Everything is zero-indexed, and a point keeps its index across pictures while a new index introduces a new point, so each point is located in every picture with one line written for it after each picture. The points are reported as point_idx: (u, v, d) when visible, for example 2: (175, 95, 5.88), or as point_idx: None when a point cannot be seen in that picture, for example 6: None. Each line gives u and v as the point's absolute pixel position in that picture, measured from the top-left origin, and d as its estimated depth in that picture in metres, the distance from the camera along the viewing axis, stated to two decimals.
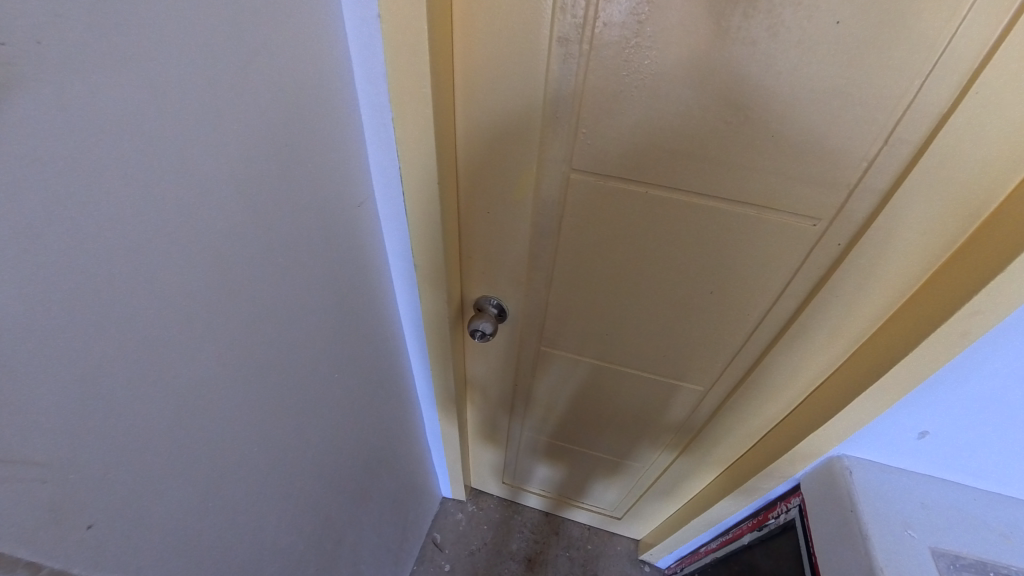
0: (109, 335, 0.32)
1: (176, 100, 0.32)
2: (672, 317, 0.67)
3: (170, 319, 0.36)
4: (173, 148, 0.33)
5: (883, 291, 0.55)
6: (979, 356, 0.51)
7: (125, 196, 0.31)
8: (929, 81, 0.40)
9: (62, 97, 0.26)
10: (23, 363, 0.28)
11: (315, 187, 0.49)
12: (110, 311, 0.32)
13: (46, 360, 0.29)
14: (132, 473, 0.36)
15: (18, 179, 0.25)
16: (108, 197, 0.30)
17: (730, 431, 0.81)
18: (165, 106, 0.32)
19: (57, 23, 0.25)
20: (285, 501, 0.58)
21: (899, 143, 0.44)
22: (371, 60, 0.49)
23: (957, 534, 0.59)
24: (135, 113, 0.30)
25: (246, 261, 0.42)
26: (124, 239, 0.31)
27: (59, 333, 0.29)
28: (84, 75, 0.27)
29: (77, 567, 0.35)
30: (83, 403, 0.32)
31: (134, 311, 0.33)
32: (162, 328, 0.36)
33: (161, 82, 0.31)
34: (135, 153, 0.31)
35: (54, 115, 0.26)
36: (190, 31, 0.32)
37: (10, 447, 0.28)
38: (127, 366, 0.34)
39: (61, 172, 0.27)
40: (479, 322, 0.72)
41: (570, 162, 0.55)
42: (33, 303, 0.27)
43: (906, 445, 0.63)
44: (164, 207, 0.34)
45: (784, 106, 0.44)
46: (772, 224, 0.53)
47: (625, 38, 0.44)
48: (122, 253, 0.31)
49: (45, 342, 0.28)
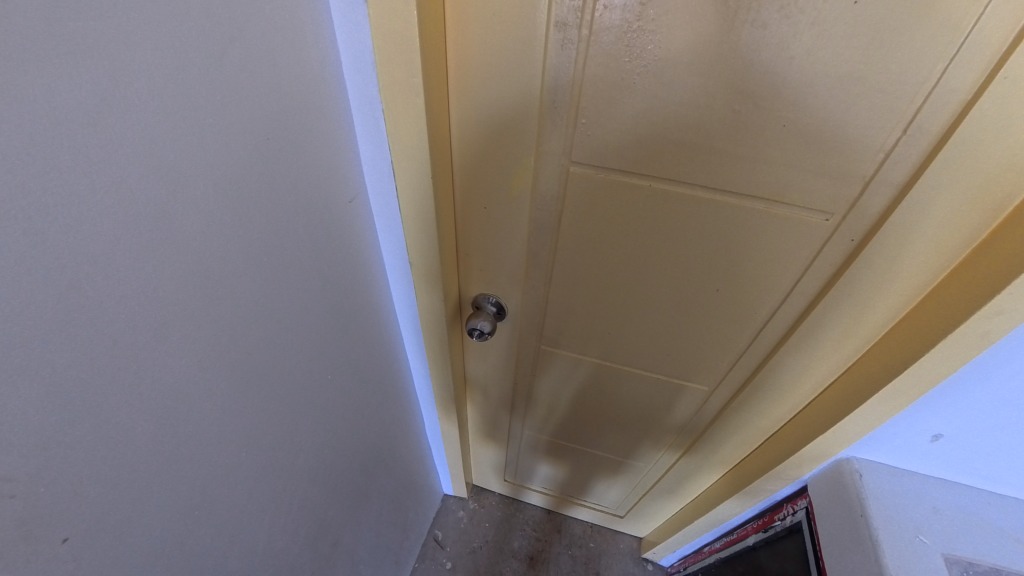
0: (105, 343, 0.31)
1: (175, 99, 0.31)
2: (675, 315, 0.65)
3: (171, 325, 0.35)
4: (174, 148, 0.32)
5: (899, 289, 0.52)
6: (999, 357, 0.48)
7: (124, 198, 0.29)
8: (952, 66, 0.37)
9: (56, 96, 0.25)
10: (18, 373, 0.26)
11: (309, 184, 0.47)
12: (110, 315, 0.31)
13: (44, 367, 0.28)
14: (133, 479, 0.36)
15: (18, 183, 0.24)
16: (107, 198, 0.28)
17: (735, 431, 0.79)
18: (158, 105, 0.30)
19: (40, 19, 0.23)
20: (281, 506, 0.57)
21: (919, 133, 0.41)
22: (358, 50, 0.46)
23: (972, 539, 0.57)
24: (134, 114, 0.29)
25: (239, 263, 0.40)
26: (121, 241, 0.30)
27: (55, 337, 0.28)
28: (81, 75, 0.26)
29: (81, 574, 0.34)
30: (80, 411, 0.30)
31: (135, 316, 0.32)
32: (163, 334, 0.35)
33: (159, 80, 0.30)
34: (135, 154, 0.29)
35: (50, 114, 0.25)
36: (186, 27, 0.31)
37: (7, 456, 0.27)
38: (128, 371, 0.33)
39: (62, 173, 0.26)
40: (477, 320, 0.70)
41: (569, 155, 0.52)
42: (30, 308, 0.26)
43: (918, 448, 0.61)
44: (164, 209, 0.32)
45: (798, 93, 0.42)
46: (781, 219, 0.50)
47: (626, 22, 0.42)
48: (122, 255, 0.30)
49: (43, 349, 0.27)
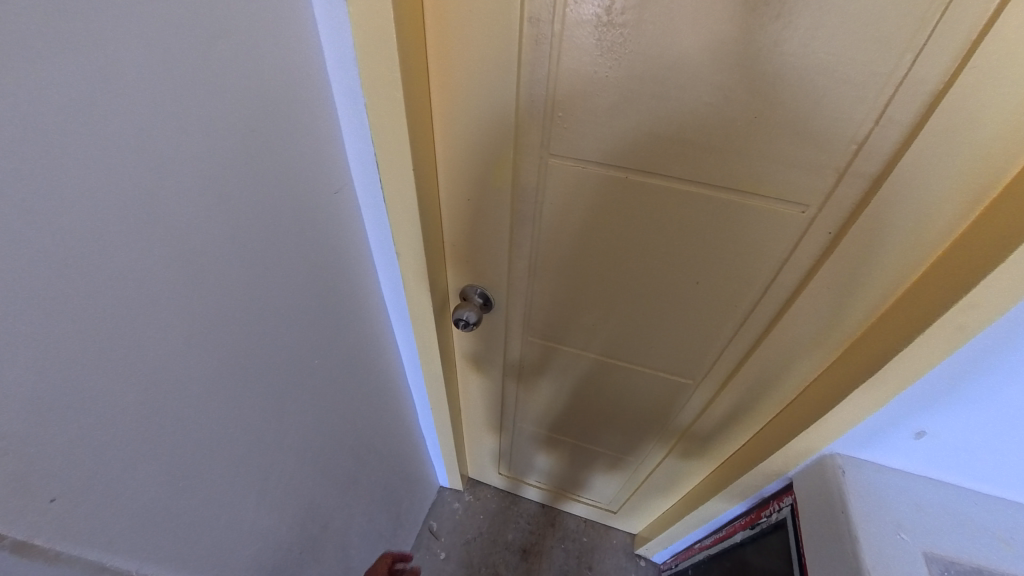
0: (92, 323, 0.32)
1: (165, 96, 0.33)
2: (659, 307, 0.65)
3: (158, 311, 0.37)
4: (163, 142, 0.34)
5: (878, 282, 0.52)
6: (981, 351, 0.48)
7: (109, 186, 0.31)
8: (920, 56, 0.38)
9: (45, 90, 0.26)
10: (10, 349, 0.28)
11: (295, 176, 0.48)
12: (95, 297, 0.32)
13: (31, 343, 0.29)
14: (120, 454, 0.37)
15: (11, 172, 0.26)
16: (94, 186, 0.30)
17: (721, 426, 0.79)
18: (149, 101, 0.32)
19: (33, 20, 0.25)
20: (270, 488, 0.59)
21: (891, 124, 0.42)
22: (339, 45, 0.47)
23: (955, 538, 0.56)
24: (123, 109, 0.30)
25: (225, 247, 0.42)
26: (109, 226, 0.32)
27: (42, 314, 0.29)
28: (70, 72, 0.27)
29: (65, 543, 0.36)
30: (66, 387, 0.32)
31: (120, 301, 0.34)
32: (151, 319, 0.36)
33: (148, 77, 0.31)
34: (125, 147, 0.31)
35: (40, 107, 0.26)
36: (174, 25, 0.32)
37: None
38: (114, 352, 0.34)
39: (49, 162, 0.27)
40: (462, 310, 0.72)
41: (547, 146, 0.53)
42: (20, 284, 0.28)
43: (903, 445, 0.60)
44: (153, 199, 0.34)
45: (769, 84, 0.42)
46: (757, 211, 0.51)
47: (598, 16, 0.42)
48: (111, 240, 0.32)
49: (30, 326, 0.29)
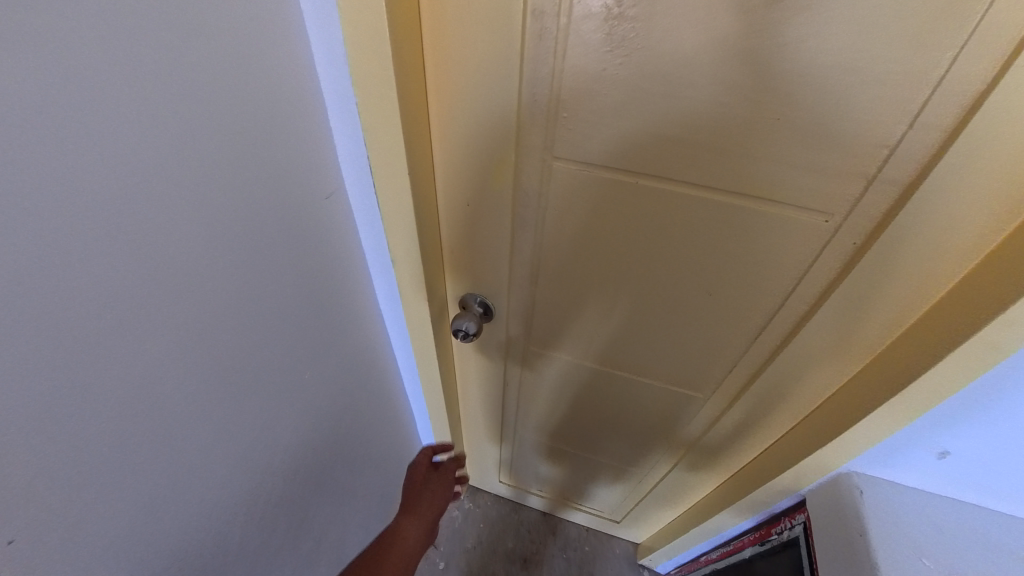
0: (56, 353, 0.29)
1: (133, 101, 0.30)
2: (669, 318, 0.62)
3: (133, 334, 0.33)
4: (132, 152, 0.30)
5: (903, 295, 0.49)
6: (1015, 372, 0.45)
7: (72, 201, 0.27)
8: (962, 55, 0.34)
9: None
10: None
11: (282, 182, 0.46)
12: (60, 324, 0.29)
13: None
14: (95, 490, 0.34)
15: None
16: (54, 202, 0.27)
17: (731, 439, 0.76)
18: (116, 108, 0.29)
19: None
20: (263, 510, 0.56)
21: (925, 128, 0.38)
22: (329, 42, 0.44)
23: (979, 564, 0.54)
24: (85, 118, 0.27)
25: (207, 261, 0.38)
26: (74, 245, 0.28)
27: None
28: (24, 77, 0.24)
29: None
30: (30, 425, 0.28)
31: (88, 327, 0.30)
32: (124, 345, 0.33)
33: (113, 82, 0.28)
34: (88, 158, 0.28)
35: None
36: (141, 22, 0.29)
37: None
38: (83, 384, 0.31)
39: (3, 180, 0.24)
40: (461, 321, 0.68)
41: (551, 149, 0.50)
42: None
43: (925, 465, 0.57)
44: (122, 213, 0.31)
45: (793, 84, 0.39)
46: (776, 219, 0.47)
47: (608, 10, 0.39)
48: (76, 261, 0.29)
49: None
